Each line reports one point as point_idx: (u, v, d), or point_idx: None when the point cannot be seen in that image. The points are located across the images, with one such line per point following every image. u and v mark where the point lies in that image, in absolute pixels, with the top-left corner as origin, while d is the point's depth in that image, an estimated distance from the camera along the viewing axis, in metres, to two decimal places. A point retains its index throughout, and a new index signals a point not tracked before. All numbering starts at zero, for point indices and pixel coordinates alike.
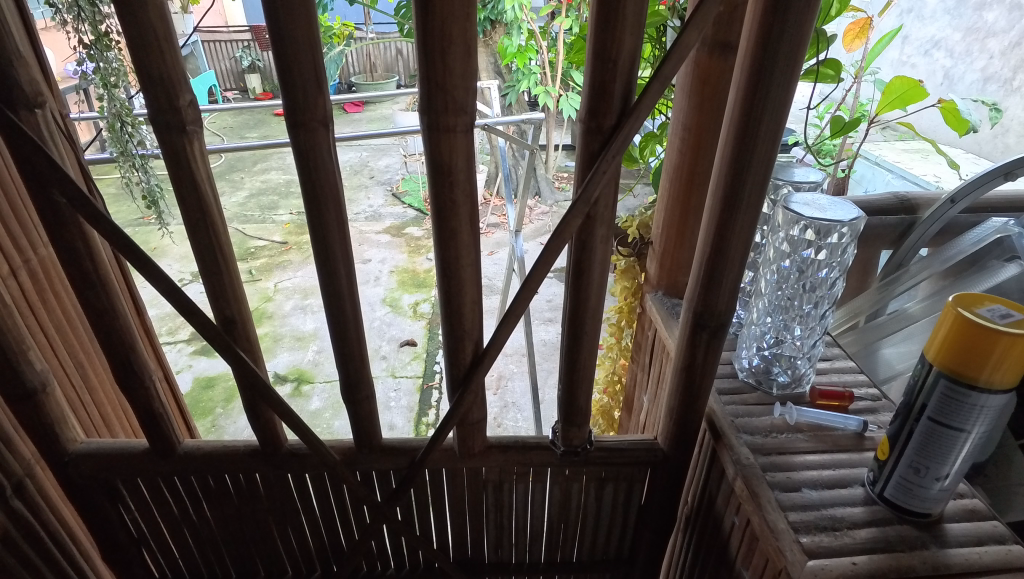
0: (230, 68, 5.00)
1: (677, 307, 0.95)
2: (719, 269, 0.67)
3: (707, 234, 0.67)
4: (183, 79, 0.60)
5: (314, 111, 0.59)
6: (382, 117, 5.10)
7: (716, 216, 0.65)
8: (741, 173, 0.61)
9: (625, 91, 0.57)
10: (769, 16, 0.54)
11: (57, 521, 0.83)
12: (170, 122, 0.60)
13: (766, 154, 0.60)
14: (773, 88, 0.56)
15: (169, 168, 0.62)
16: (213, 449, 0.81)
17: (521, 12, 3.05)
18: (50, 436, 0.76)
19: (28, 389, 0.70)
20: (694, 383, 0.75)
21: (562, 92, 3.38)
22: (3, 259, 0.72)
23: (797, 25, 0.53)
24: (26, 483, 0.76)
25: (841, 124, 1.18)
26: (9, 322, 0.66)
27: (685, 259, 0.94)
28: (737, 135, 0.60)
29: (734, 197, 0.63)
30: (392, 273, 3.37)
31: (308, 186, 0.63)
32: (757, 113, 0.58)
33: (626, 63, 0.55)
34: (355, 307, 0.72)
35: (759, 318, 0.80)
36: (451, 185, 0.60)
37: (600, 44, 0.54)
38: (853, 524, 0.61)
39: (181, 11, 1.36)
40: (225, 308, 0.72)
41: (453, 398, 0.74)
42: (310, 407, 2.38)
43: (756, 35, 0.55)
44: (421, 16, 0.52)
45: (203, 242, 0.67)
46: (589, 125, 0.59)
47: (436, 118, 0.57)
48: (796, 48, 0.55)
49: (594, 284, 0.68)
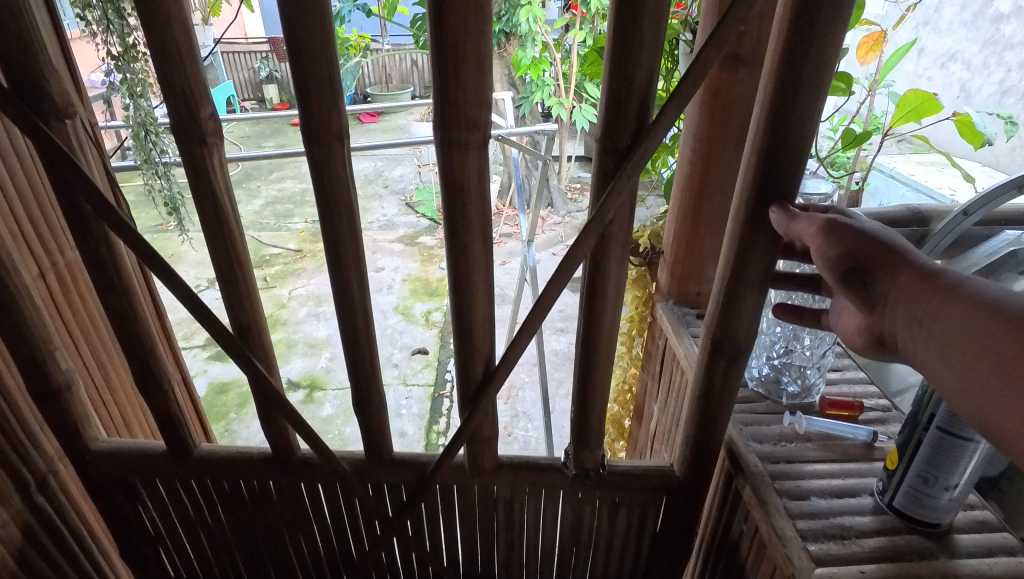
0: (249, 78, 5.13)
1: (688, 316, 0.96)
2: (740, 291, 0.68)
3: (728, 257, 0.67)
4: (206, 92, 0.62)
5: (330, 125, 0.61)
6: (397, 128, 5.19)
7: (736, 239, 0.66)
8: (764, 189, 0.62)
9: (640, 112, 0.58)
10: (794, 38, 0.54)
11: (77, 517, 0.85)
12: (191, 132, 0.62)
13: (789, 174, 0.61)
14: (798, 109, 0.57)
15: (190, 178, 0.65)
16: (228, 455, 0.83)
17: (536, 24, 3.11)
18: (72, 434, 0.77)
19: (54, 389, 0.72)
20: (711, 407, 0.75)
21: (576, 103, 3.43)
22: (33, 261, 0.74)
23: (822, 47, 0.54)
24: (48, 479, 0.78)
25: (851, 135, 1.19)
26: (38, 323, 0.69)
27: (697, 269, 0.95)
28: (761, 158, 0.61)
29: (753, 212, 0.63)
30: (405, 281, 3.41)
31: (322, 194, 0.64)
32: (778, 136, 0.59)
33: (645, 84, 0.57)
34: (367, 320, 0.74)
35: (769, 327, 0.81)
36: (463, 199, 0.62)
37: (617, 61, 0.56)
38: (861, 532, 0.61)
39: (204, 24, 1.41)
40: (240, 316, 0.74)
41: (463, 414, 0.76)
42: (322, 414, 2.41)
43: (777, 59, 0.56)
44: (436, 33, 0.54)
45: (222, 252, 0.69)
46: (608, 143, 0.60)
47: (448, 133, 0.58)
48: (819, 71, 0.55)
49: (608, 306, 0.69)
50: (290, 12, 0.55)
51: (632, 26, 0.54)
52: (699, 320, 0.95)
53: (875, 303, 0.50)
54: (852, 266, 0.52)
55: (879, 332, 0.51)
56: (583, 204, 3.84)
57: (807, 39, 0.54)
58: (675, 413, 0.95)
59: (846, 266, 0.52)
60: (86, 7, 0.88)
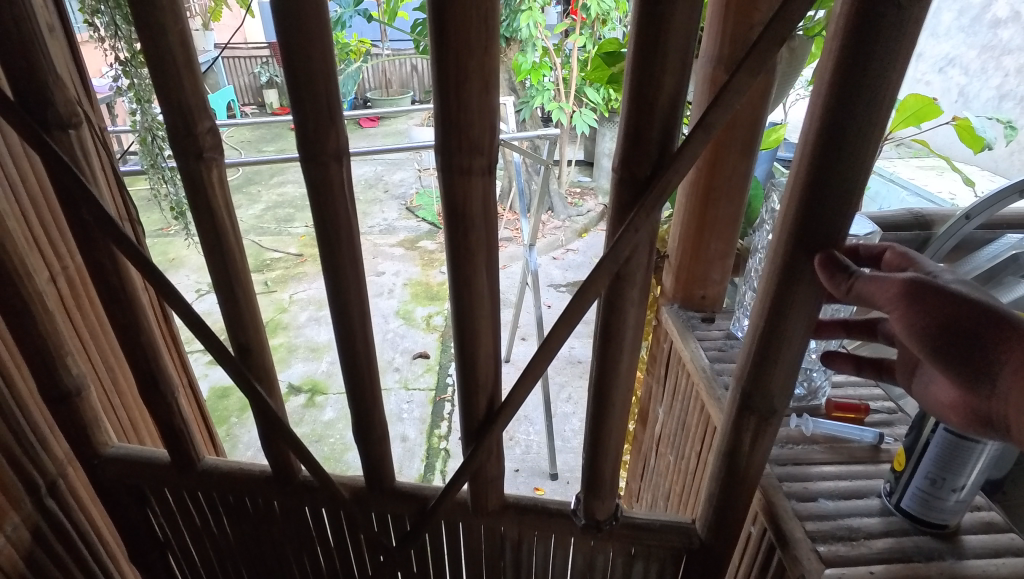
0: (249, 83, 5.16)
1: (693, 319, 0.97)
2: (775, 346, 0.60)
3: (763, 307, 0.60)
4: (205, 108, 0.63)
5: (326, 144, 0.61)
6: (397, 132, 5.21)
7: (773, 289, 0.58)
8: (810, 234, 0.53)
9: (662, 141, 0.55)
10: (848, 63, 0.45)
11: (86, 520, 0.85)
12: (188, 147, 0.63)
13: (836, 219, 0.52)
14: (851, 146, 0.48)
15: (191, 193, 0.65)
16: (231, 472, 0.83)
17: (536, 29, 3.13)
18: (83, 438, 0.78)
19: (67, 394, 0.73)
20: (736, 467, 0.69)
21: (576, 108, 3.45)
22: (44, 264, 0.75)
23: (884, 72, 0.45)
24: (58, 483, 0.79)
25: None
26: (52, 329, 0.69)
27: (701, 274, 0.96)
28: (803, 201, 0.52)
29: (795, 258, 0.54)
30: (406, 285, 3.42)
31: (319, 212, 0.65)
32: (828, 175, 0.50)
33: (673, 115, 0.54)
34: (367, 339, 0.74)
35: None
36: (466, 225, 0.62)
37: (636, 82, 0.53)
38: (869, 534, 0.61)
39: (203, 27, 1.42)
40: (238, 335, 0.74)
41: (466, 451, 0.76)
42: (323, 418, 2.41)
43: (828, 83, 0.47)
44: (439, 48, 0.54)
45: (222, 267, 0.70)
46: (629, 172, 0.57)
47: (451, 158, 0.59)
48: (877, 100, 0.46)
49: (624, 348, 0.68)
50: (284, 23, 0.55)
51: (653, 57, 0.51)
52: (704, 323, 0.96)
53: (980, 384, 0.46)
54: (949, 342, 0.46)
55: (987, 412, 0.46)
56: (584, 208, 3.86)
57: (865, 63, 0.45)
58: (679, 417, 0.96)
59: (943, 343, 0.47)
60: (94, 13, 0.89)
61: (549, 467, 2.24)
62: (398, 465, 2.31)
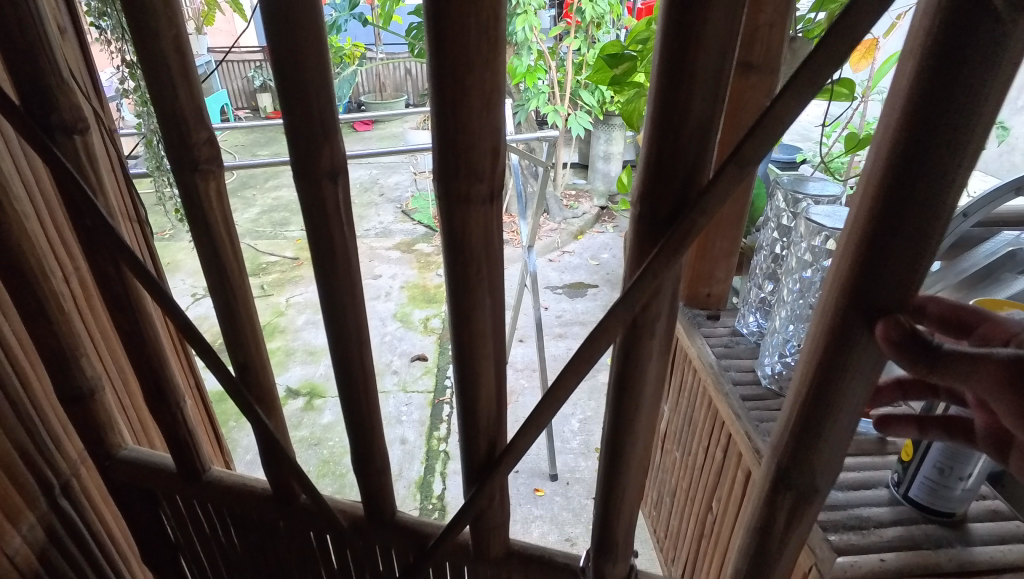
0: (243, 87, 5.17)
1: (700, 318, 0.98)
2: (818, 424, 0.48)
3: (805, 378, 0.47)
4: (203, 117, 0.57)
5: (320, 162, 0.53)
6: (392, 135, 5.24)
7: (819, 357, 0.45)
8: (870, 292, 0.41)
9: (687, 173, 0.43)
10: (933, 73, 0.33)
11: (99, 521, 0.85)
12: (182, 159, 0.57)
13: (906, 272, 0.39)
14: (930, 182, 0.36)
15: (189, 210, 0.60)
16: (231, 484, 0.82)
17: (532, 32, 3.17)
18: (97, 438, 0.78)
19: (83, 394, 0.73)
20: (766, 549, 0.58)
21: (572, 111, 3.48)
22: (58, 265, 0.75)
23: (987, 81, 0.33)
24: (71, 483, 0.79)
25: (853, 139, 1.22)
26: (67, 330, 0.69)
27: (707, 271, 0.97)
28: (864, 251, 0.40)
29: (851, 322, 0.42)
30: (403, 288, 3.42)
31: (315, 236, 0.58)
32: (899, 220, 0.38)
33: (707, 140, 0.42)
34: (369, 366, 0.67)
35: (782, 326, 0.80)
36: (472, 263, 0.54)
37: (662, 105, 0.41)
38: (879, 523, 0.63)
39: (198, 32, 1.43)
40: (242, 356, 0.69)
41: (468, 492, 0.67)
42: (322, 421, 2.41)
43: (906, 98, 0.35)
44: (434, 53, 0.44)
45: (219, 286, 0.65)
46: (648, 208, 0.46)
47: (449, 184, 0.49)
48: (969, 122, 0.34)
49: (641, 405, 0.58)
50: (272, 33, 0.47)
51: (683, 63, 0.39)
52: (709, 321, 0.98)
53: None
54: None
55: None
56: (580, 210, 3.88)
57: (960, 69, 0.33)
58: (686, 414, 0.97)
59: None
60: (102, 16, 0.90)
61: (549, 468, 2.24)
62: (398, 468, 2.31)
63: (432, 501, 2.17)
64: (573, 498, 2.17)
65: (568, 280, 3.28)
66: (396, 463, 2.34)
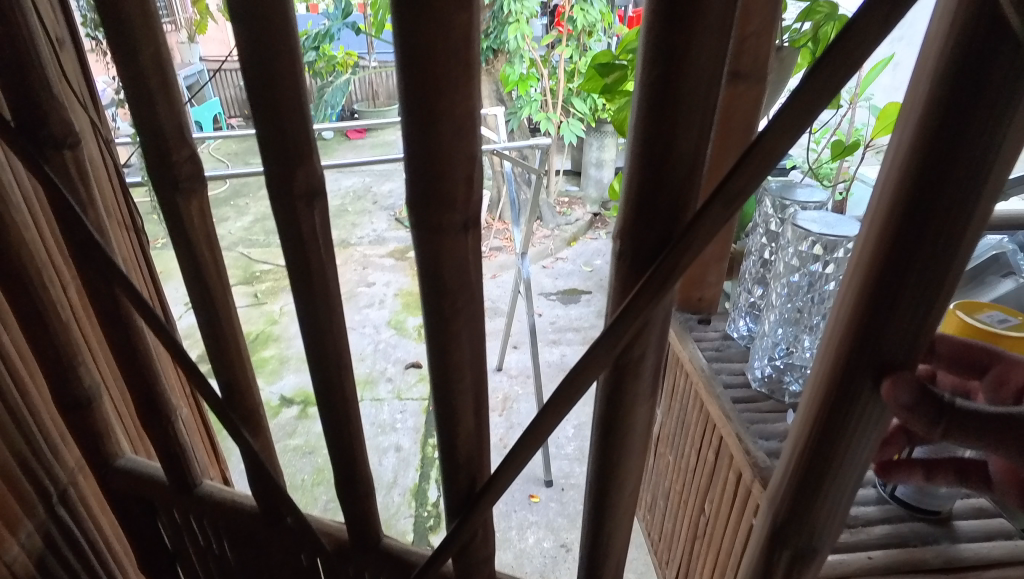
0: (236, 95, 5.19)
1: (692, 322, 1.00)
2: (817, 474, 0.46)
3: (805, 427, 0.45)
4: (185, 134, 0.56)
5: (293, 185, 0.51)
6: (385, 143, 5.27)
7: (820, 406, 0.43)
8: (873, 342, 0.39)
9: (673, 203, 0.41)
10: (942, 117, 0.32)
11: (96, 529, 0.86)
12: (164, 177, 0.56)
13: (910, 323, 0.38)
14: (938, 230, 0.35)
15: (173, 229, 0.59)
16: (223, 501, 0.79)
17: (524, 41, 3.21)
18: (95, 447, 0.78)
19: (82, 402, 0.74)
20: None
21: (564, 118, 3.51)
22: (57, 275, 0.76)
23: (1000, 124, 0.31)
24: (68, 491, 0.79)
25: (840, 146, 1.24)
26: (64, 339, 0.70)
27: (699, 276, 0.98)
28: (868, 299, 0.38)
29: (855, 369, 0.40)
30: (397, 295, 3.43)
31: (296, 259, 0.55)
32: (904, 267, 0.36)
33: (697, 170, 0.40)
34: (349, 392, 0.64)
35: (770, 329, 0.82)
36: (448, 296, 0.50)
37: (650, 130, 0.39)
38: (868, 521, 0.64)
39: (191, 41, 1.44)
40: (228, 376, 0.67)
41: (450, 526, 0.62)
42: (317, 429, 2.41)
43: (914, 143, 0.34)
44: (405, 75, 0.41)
45: (202, 303, 0.63)
46: (633, 240, 0.43)
47: (423, 213, 0.46)
48: (979, 170, 0.33)
49: (631, 441, 0.55)
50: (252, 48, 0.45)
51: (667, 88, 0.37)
52: (701, 325, 0.99)
53: None
54: None
55: None
56: (573, 216, 3.91)
57: (971, 106, 0.31)
58: (678, 417, 0.98)
59: None
60: (98, 28, 0.91)
61: (544, 474, 2.25)
62: (393, 475, 2.31)
63: (428, 508, 2.17)
64: (568, 503, 2.17)
65: (561, 286, 3.30)
66: (391, 470, 2.34)
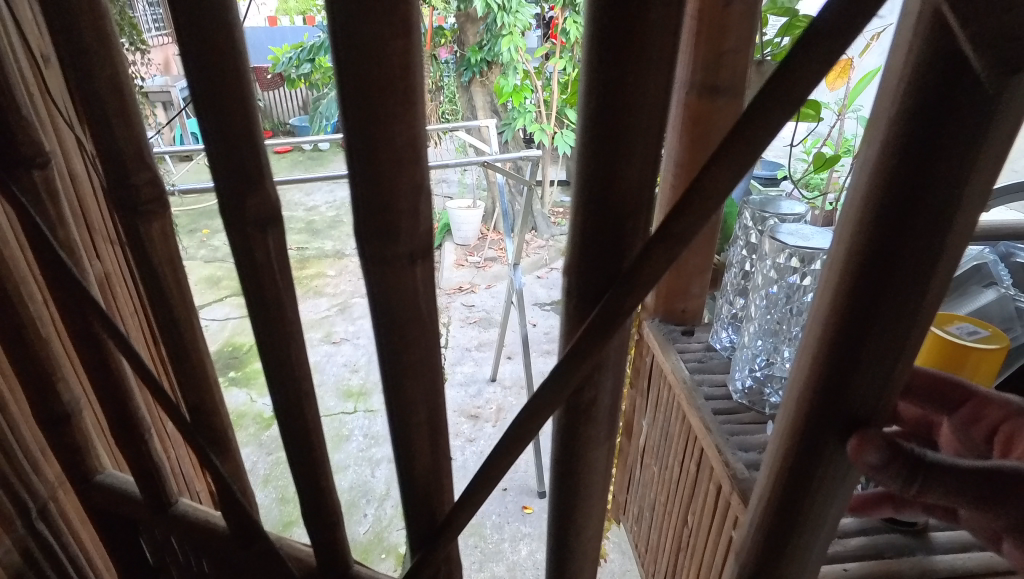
0: None
1: (676, 333, 1.00)
2: (786, 524, 0.45)
3: (772, 476, 0.44)
4: (145, 155, 0.55)
5: (246, 211, 0.50)
6: None
7: (787, 455, 0.42)
8: (841, 392, 0.38)
9: (619, 234, 0.40)
10: (904, 162, 0.31)
11: (77, 544, 0.85)
12: (123, 200, 0.54)
13: (876, 373, 0.37)
14: (902, 279, 0.34)
15: (133, 252, 0.57)
16: (195, 521, 0.77)
17: (517, 53, 3.29)
18: (75, 462, 0.78)
19: (61, 418, 0.73)
20: None
21: (558, 130, 3.54)
22: (36, 291, 0.76)
23: (963, 168, 0.30)
24: (48, 506, 0.79)
25: (823, 158, 1.25)
26: (44, 353, 0.70)
27: (682, 288, 0.99)
28: (833, 348, 0.37)
29: (822, 419, 0.39)
30: None
31: (253, 279, 0.53)
32: (869, 315, 0.35)
33: (644, 202, 0.40)
34: (317, 414, 0.62)
35: (751, 340, 0.82)
36: (398, 328, 0.47)
37: (597, 153, 0.38)
38: (846, 533, 0.64)
39: None
40: (195, 399, 0.66)
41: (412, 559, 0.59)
42: None
43: (876, 187, 0.32)
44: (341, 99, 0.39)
45: (168, 325, 0.61)
46: (579, 269, 0.42)
47: (367, 241, 0.44)
48: (942, 216, 0.32)
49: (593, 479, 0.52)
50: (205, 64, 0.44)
51: (613, 118, 0.36)
52: (684, 336, 0.99)
53: None
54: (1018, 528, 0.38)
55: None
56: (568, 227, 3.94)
57: (932, 153, 0.30)
58: (662, 428, 0.98)
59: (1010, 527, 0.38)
60: None
61: (538, 485, 2.25)
62: (386, 488, 2.30)
63: None
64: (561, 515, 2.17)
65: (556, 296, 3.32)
66: (385, 482, 2.34)
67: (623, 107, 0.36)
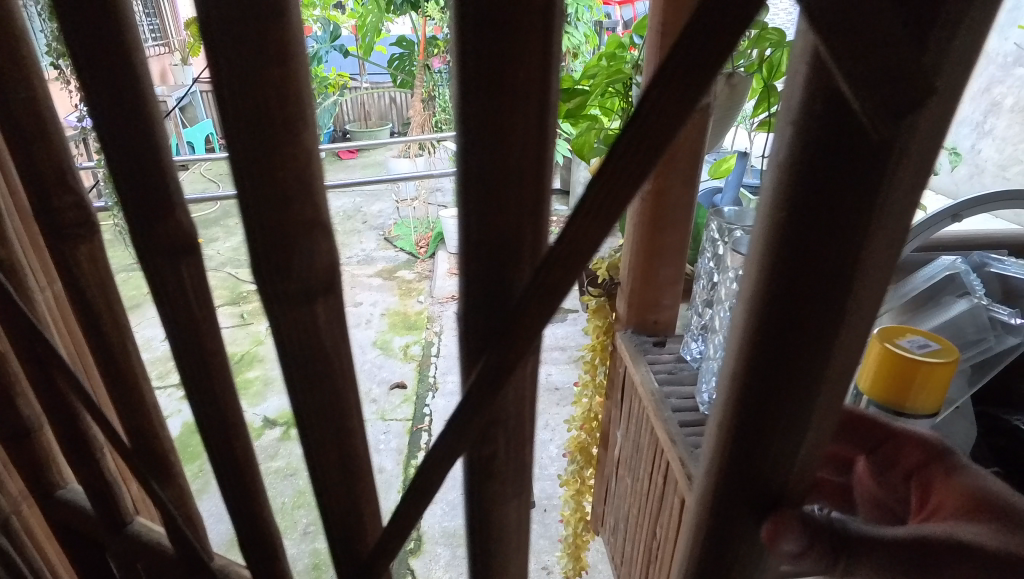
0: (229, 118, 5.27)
1: (647, 345, 1.00)
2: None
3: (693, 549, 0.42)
4: (66, 181, 0.57)
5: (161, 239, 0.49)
6: (376, 163, 5.35)
7: (704, 529, 0.41)
8: (747, 470, 0.36)
9: (503, 262, 0.36)
10: (790, 236, 0.29)
11: (41, 559, 0.85)
12: (50, 222, 0.57)
13: (784, 451, 0.35)
14: (800, 357, 0.32)
15: (64, 279, 0.60)
16: (149, 542, 0.77)
17: None
18: (39, 477, 0.78)
19: (25, 433, 0.74)
20: None
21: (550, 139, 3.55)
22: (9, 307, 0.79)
23: (856, 240, 0.28)
24: (12, 521, 0.79)
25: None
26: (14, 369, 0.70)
27: (652, 298, 0.99)
28: (738, 423, 0.35)
29: (733, 497, 0.38)
30: (384, 315, 3.45)
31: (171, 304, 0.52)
32: (769, 392, 0.33)
33: (528, 235, 0.36)
34: None
35: (716, 353, 0.82)
36: (323, 360, 0.45)
37: (483, 171, 0.33)
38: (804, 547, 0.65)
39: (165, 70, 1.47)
40: (135, 419, 0.67)
41: None
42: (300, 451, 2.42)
43: (767, 261, 0.31)
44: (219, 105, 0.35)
45: (103, 351, 0.64)
46: (470, 299, 0.38)
47: (260, 262, 0.40)
48: (835, 294, 0.30)
49: (513, 517, 0.49)
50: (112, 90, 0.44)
51: (487, 133, 0.32)
52: (656, 347, 1.00)
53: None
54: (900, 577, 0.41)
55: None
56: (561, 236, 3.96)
57: (827, 214, 0.28)
58: (634, 439, 0.99)
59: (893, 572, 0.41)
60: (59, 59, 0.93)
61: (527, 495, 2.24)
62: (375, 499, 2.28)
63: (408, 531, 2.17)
64: (550, 524, 2.17)
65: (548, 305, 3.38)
66: None
67: (495, 121, 0.31)
